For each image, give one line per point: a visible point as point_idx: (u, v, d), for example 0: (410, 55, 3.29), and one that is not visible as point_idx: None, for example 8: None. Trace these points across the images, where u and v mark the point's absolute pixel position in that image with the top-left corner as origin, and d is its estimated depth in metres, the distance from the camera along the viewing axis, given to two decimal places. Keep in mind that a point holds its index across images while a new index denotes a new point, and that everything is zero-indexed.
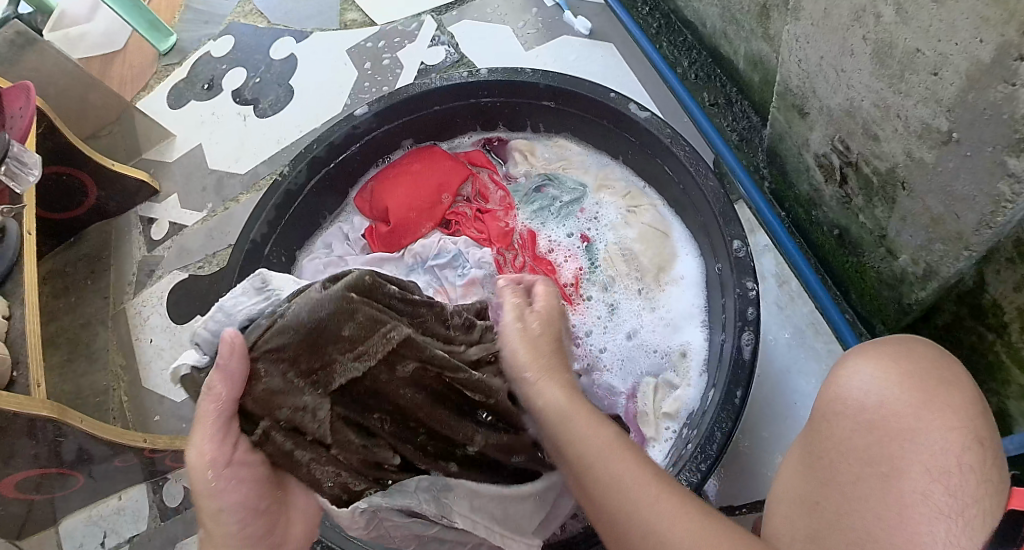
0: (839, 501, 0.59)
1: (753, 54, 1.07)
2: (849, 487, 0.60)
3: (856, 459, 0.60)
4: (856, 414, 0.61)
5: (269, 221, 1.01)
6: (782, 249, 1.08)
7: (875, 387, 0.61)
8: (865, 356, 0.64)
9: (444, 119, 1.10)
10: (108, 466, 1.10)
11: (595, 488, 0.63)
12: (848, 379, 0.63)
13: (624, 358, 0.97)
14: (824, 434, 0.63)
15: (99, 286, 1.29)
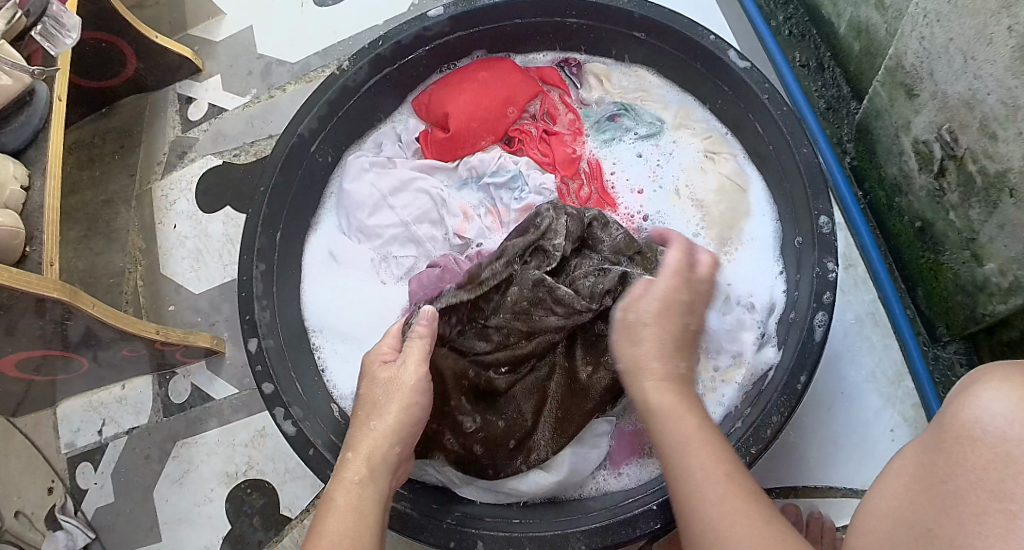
0: (951, 531, 0.50)
1: (860, 20, 0.99)
2: (971, 519, 0.50)
3: (985, 492, 0.49)
4: (984, 438, 0.51)
5: (320, 116, 0.98)
6: (851, 227, 1.05)
7: (1010, 413, 0.50)
8: (1008, 377, 0.52)
9: (522, 32, 1.03)
10: (115, 354, 1.06)
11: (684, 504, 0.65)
12: (980, 395, 0.52)
13: None
14: (948, 450, 0.53)
15: (127, 163, 1.23)
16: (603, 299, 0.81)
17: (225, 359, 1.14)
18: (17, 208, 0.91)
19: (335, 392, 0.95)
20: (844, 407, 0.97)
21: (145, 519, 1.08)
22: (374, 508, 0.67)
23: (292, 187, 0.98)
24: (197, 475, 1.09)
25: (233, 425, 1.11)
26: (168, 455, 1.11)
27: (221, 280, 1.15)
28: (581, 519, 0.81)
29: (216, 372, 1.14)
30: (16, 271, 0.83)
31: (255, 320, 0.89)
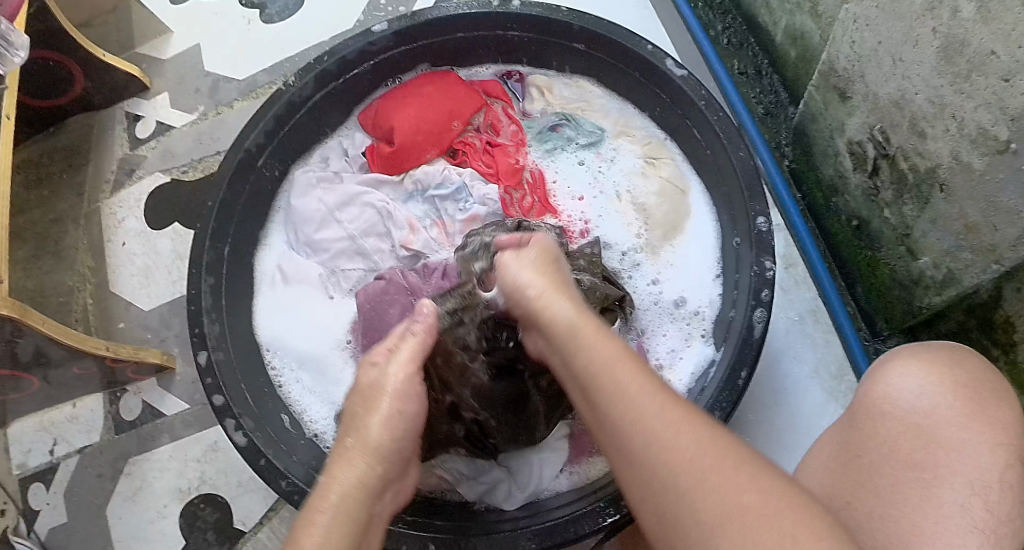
0: (871, 499, 0.63)
1: (796, 27, 1.02)
2: (887, 488, 0.62)
3: (899, 463, 0.63)
4: (901, 413, 0.65)
5: (268, 130, 0.97)
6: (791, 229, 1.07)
7: (925, 392, 0.64)
8: (929, 365, 0.66)
9: (462, 47, 1.04)
10: (65, 372, 1.04)
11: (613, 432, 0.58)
12: (896, 383, 0.66)
13: (645, 314, 0.94)
14: (866, 430, 0.66)
15: (77, 181, 1.21)
16: None
17: (175, 375, 1.12)
18: None
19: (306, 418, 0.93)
20: (788, 402, 0.99)
21: (98, 539, 1.07)
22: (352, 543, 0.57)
23: (241, 200, 0.97)
24: (151, 491, 1.08)
25: (185, 440, 1.10)
26: (120, 473, 1.09)
27: (171, 296, 1.14)
28: (532, 519, 0.81)
29: (167, 388, 1.12)
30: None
31: (204, 333, 0.89)
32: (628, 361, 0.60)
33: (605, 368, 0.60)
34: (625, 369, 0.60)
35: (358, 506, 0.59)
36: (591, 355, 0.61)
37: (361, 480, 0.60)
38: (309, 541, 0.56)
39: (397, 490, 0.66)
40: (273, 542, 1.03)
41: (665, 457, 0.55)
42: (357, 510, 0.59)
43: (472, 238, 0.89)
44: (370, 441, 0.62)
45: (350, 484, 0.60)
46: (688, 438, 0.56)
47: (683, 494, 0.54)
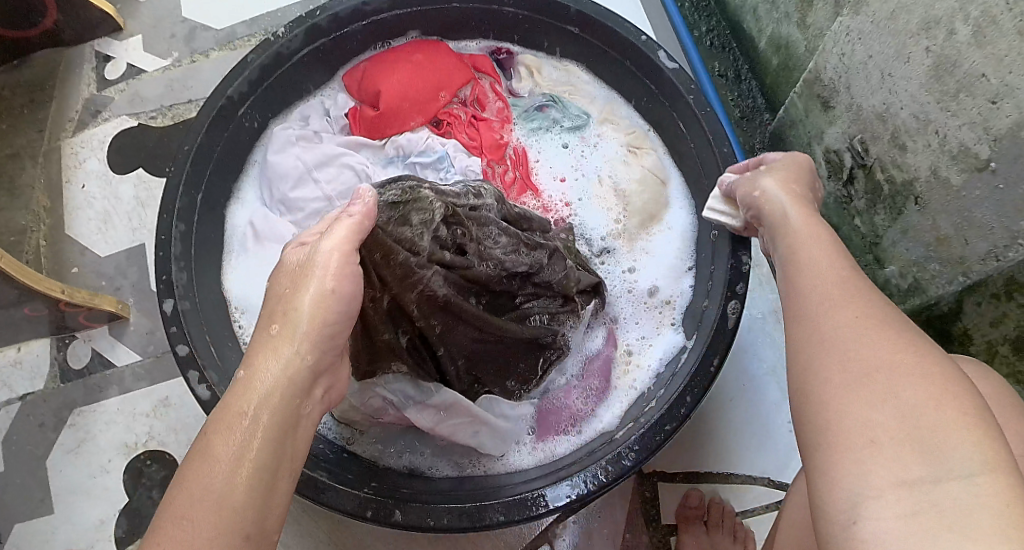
0: None
1: (779, 35, 1.01)
2: None
3: None
4: None
5: (251, 79, 0.95)
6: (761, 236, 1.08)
7: None
8: None
9: (454, 16, 1.00)
10: (13, 314, 1.00)
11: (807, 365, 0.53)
12: None
13: (616, 299, 0.95)
14: None
15: (37, 117, 1.15)
16: (521, 266, 0.80)
17: (128, 326, 1.08)
18: None
19: None
20: (749, 399, 1.00)
21: (36, 489, 1.03)
22: (273, 435, 0.59)
23: (217, 149, 0.94)
24: (95, 444, 1.04)
25: (134, 394, 1.05)
26: (64, 423, 1.05)
27: (129, 244, 1.09)
28: (499, 493, 0.82)
29: (118, 338, 1.07)
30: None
31: (171, 281, 0.87)
32: (842, 290, 0.57)
33: (818, 299, 0.57)
34: (830, 274, 0.59)
35: (279, 408, 0.60)
36: (807, 284, 0.59)
37: (284, 373, 0.61)
38: (223, 447, 0.56)
39: (328, 386, 0.66)
40: None
41: (866, 391, 0.49)
42: (281, 403, 0.60)
43: (422, 194, 0.71)
44: (298, 328, 0.63)
45: (271, 378, 0.61)
46: (853, 318, 0.54)
47: (871, 423, 0.47)
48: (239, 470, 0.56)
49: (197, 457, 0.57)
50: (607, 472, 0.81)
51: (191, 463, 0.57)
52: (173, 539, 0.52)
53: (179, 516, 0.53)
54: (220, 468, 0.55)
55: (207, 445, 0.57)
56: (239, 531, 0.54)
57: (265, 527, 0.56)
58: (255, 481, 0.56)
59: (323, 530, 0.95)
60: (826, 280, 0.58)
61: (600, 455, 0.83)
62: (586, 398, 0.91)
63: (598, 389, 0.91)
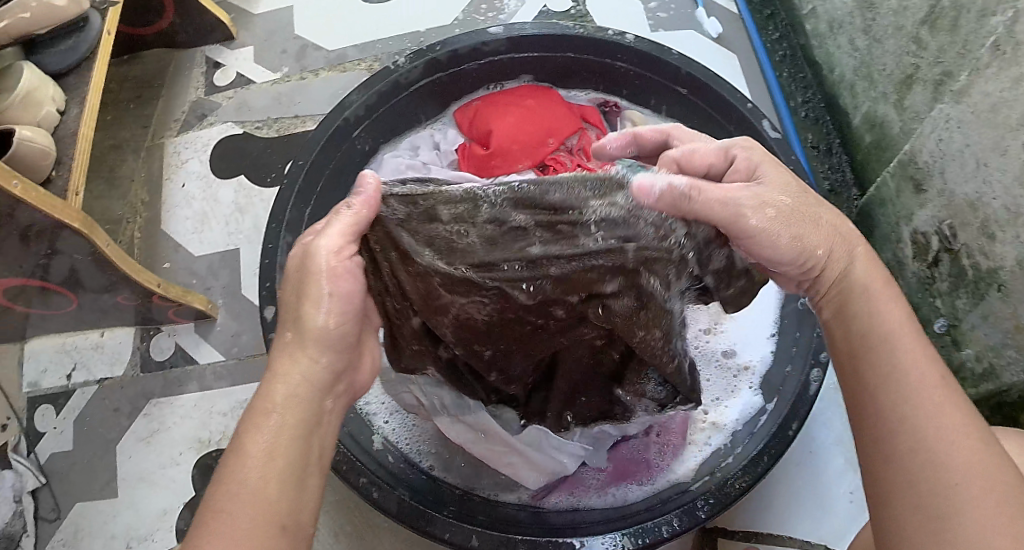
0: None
1: (875, 113, 1.06)
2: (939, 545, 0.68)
3: None
4: None
5: (369, 104, 0.99)
6: None
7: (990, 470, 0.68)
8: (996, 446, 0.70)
9: (569, 66, 1.06)
10: (106, 299, 1.05)
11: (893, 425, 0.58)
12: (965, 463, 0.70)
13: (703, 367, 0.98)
14: None
15: (144, 114, 1.20)
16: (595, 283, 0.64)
17: (214, 326, 1.11)
18: (50, 129, 1.01)
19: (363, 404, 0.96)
20: (812, 466, 1.03)
21: (103, 474, 1.05)
22: (300, 432, 0.61)
23: (329, 166, 0.98)
24: (168, 436, 1.06)
25: (213, 392, 1.08)
26: (139, 412, 1.08)
27: (222, 247, 1.12)
28: (574, 531, 0.84)
29: (203, 336, 1.10)
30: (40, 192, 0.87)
31: (274, 289, 0.91)
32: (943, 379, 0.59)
33: (891, 332, 0.62)
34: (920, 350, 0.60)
35: (304, 408, 0.62)
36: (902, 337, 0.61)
37: (306, 376, 0.63)
38: (256, 444, 0.59)
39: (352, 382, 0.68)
40: None
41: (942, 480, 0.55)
42: (305, 405, 0.62)
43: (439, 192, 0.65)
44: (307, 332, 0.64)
45: (298, 379, 0.63)
46: (932, 378, 0.59)
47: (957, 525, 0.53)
48: (269, 467, 0.58)
49: (232, 456, 0.59)
50: (679, 521, 0.83)
51: (226, 461, 0.59)
52: (213, 530, 0.55)
53: (217, 510, 0.56)
54: (252, 463, 0.58)
55: (242, 445, 0.59)
56: (277, 523, 0.57)
57: (297, 519, 0.58)
58: (287, 476, 0.59)
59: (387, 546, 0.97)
60: (904, 331, 0.61)
61: (672, 504, 0.85)
62: (661, 450, 0.93)
63: (673, 443, 0.94)
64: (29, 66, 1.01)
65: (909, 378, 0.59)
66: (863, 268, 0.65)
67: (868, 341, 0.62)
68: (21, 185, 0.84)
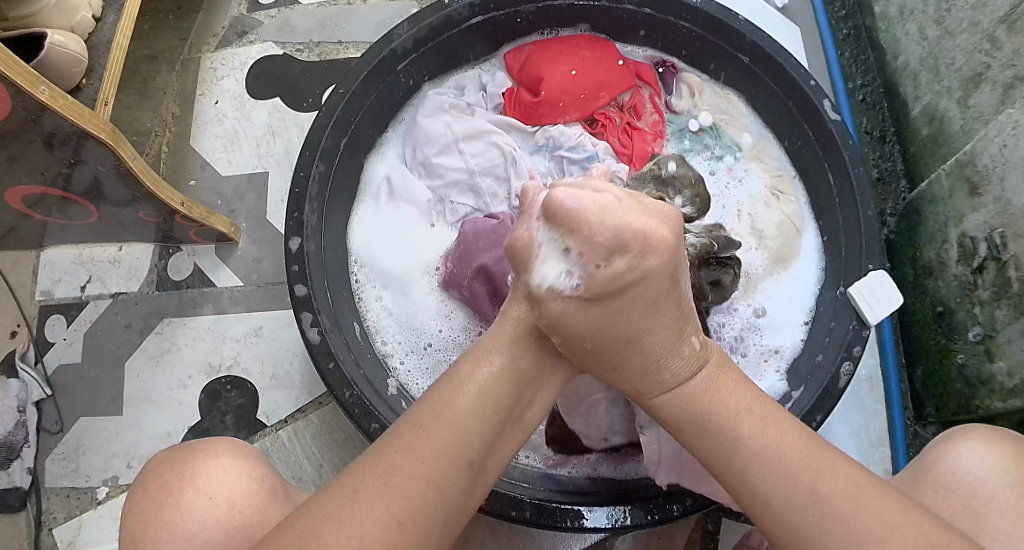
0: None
1: (937, 108, 1.02)
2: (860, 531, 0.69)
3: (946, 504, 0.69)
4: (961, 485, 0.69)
5: (419, 38, 0.95)
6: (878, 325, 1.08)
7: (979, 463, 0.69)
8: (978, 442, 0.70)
9: (628, 20, 1.01)
10: (127, 215, 1.02)
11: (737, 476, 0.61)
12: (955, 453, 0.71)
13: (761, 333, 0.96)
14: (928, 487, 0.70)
15: (181, 25, 1.16)
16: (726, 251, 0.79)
17: (236, 250, 1.09)
18: (84, 34, 0.96)
19: (377, 337, 0.94)
20: None
21: (110, 389, 1.05)
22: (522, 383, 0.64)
23: (370, 97, 0.95)
24: (178, 358, 1.05)
25: (228, 317, 1.06)
26: (150, 330, 1.06)
27: (251, 170, 1.10)
28: (580, 498, 0.84)
29: (223, 260, 1.08)
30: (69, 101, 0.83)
31: (301, 220, 0.88)
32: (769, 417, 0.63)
33: (730, 417, 0.63)
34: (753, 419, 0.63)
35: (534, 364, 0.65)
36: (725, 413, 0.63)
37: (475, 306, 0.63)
38: (474, 381, 0.62)
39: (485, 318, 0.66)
40: (292, 443, 1.00)
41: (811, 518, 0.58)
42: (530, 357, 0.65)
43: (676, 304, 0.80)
44: None
45: None
46: (794, 444, 0.61)
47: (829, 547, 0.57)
48: (478, 412, 0.61)
49: (450, 383, 0.63)
50: (688, 501, 0.82)
51: (443, 385, 0.63)
52: (407, 443, 0.59)
53: (416, 426, 0.60)
54: (469, 393, 0.61)
55: (464, 374, 0.63)
56: (466, 459, 0.60)
57: (483, 464, 0.61)
58: (497, 413, 0.62)
59: None
60: (729, 396, 0.64)
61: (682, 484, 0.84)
62: None
63: None
64: None
65: (751, 452, 0.61)
66: (678, 371, 0.64)
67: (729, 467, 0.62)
68: (50, 92, 0.80)
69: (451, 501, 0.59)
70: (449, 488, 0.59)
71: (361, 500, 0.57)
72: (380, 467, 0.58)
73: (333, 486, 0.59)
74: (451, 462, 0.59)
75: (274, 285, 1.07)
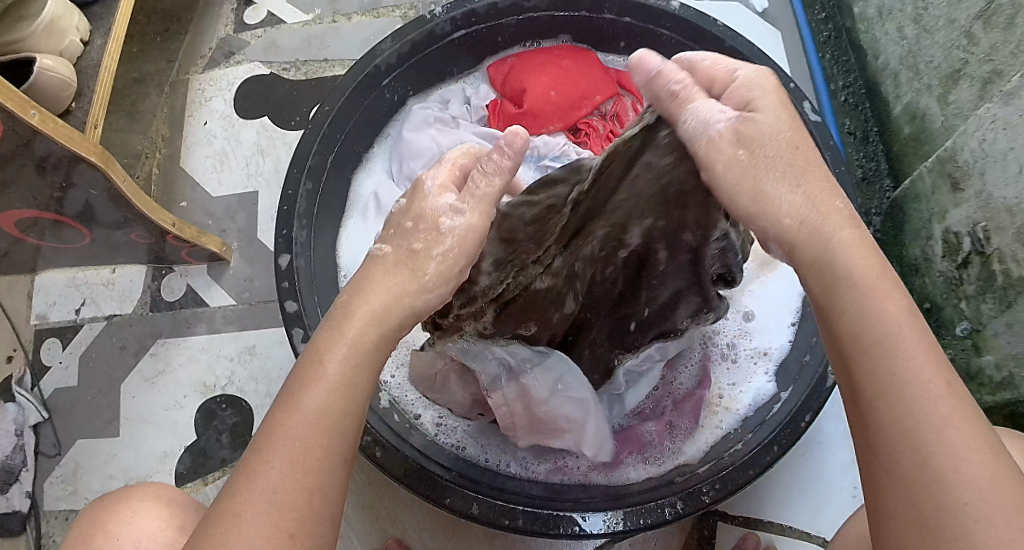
0: None
1: (918, 106, 1.03)
2: None
3: None
4: None
5: (401, 53, 0.96)
6: None
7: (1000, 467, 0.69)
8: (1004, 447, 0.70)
9: (610, 30, 1.03)
10: (119, 236, 1.03)
11: (886, 393, 0.51)
12: None
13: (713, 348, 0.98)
14: None
15: (169, 48, 1.18)
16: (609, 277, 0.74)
17: (228, 269, 1.10)
18: (72, 59, 0.98)
19: None
20: (816, 454, 1.02)
21: (106, 411, 1.05)
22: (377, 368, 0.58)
23: (355, 114, 0.96)
24: (172, 378, 1.06)
25: (222, 336, 1.07)
26: (145, 351, 1.07)
27: (241, 190, 1.11)
28: (574, 504, 0.84)
29: (215, 279, 1.09)
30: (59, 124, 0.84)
31: (291, 237, 0.89)
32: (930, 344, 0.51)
33: (890, 327, 0.52)
34: (912, 339, 0.51)
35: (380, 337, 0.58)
36: (877, 324, 0.52)
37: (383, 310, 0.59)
38: (333, 365, 0.56)
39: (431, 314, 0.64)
40: None
41: (959, 474, 0.47)
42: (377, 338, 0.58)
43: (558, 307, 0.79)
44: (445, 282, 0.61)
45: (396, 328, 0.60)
46: (944, 383, 0.50)
47: (956, 510, 0.47)
48: (341, 398, 0.56)
49: (303, 376, 0.56)
50: (681, 504, 0.83)
51: (296, 380, 0.56)
52: (274, 454, 0.53)
53: (281, 432, 0.54)
54: (323, 388, 0.55)
55: (313, 367, 0.56)
56: (337, 455, 0.54)
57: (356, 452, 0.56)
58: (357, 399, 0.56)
59: (382, 502, 0.99)
60: (884, 292, 0.53)
61: (675, 487, 0.84)
62: (671, 434, 0.93)
63: (685, 427, 0.93)
64: None
65: (909, 380, 0.50)
66: (851, 252, 0.55)
67: (875, 377, 0.51)
68: (40, 116, 0.81)
69: (335, 499, 0.54)
70: (331, 487, 0.54)
71: (240, 525, 0.51)
72: (251, 488, 0.52)
73: (208, 517, 0.53)
74: (323, 460, 0.54)
75: (266, 303, 1.08)
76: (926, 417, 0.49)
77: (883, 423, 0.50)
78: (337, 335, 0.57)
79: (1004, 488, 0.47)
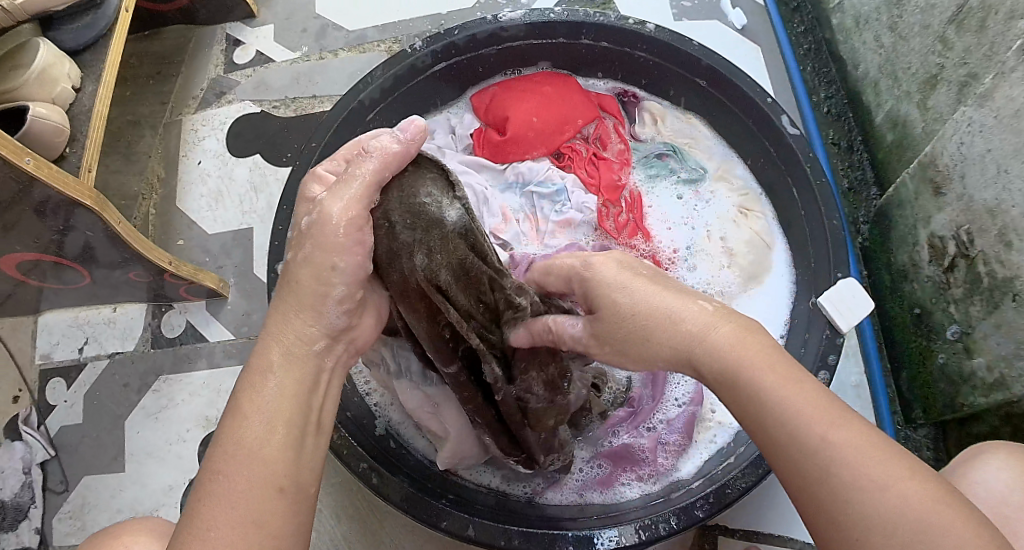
0: None
1: (898, 113, 1.05)
2: None
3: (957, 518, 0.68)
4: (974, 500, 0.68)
5: (384, 88, 0.98)
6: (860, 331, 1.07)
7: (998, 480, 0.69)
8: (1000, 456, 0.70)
9: (590, 55, 1.05)
10: (118, 275, 1.06)
11: (769, 445, 0.55)
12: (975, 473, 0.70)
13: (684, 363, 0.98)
14: None
15: (162, 89, 1.21)
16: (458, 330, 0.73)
17: (226, 304, 1.12)
18: (65, 105, 1.00)
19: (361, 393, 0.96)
20: None
21: (111, 447, 1.07)
22: (302, 391, 0.59)
23: None
24: (175, 413, 1.08)
25: (221, 370, 1.09)
26: (148, 388, 1.09)
27: (236, 226, 1.14)
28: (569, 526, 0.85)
29: (214, 314, 1.12)
30: (54, 170, 0.86)
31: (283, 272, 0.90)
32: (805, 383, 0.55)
33: (760, 386, 0.55)
34: (792, 390, 0.55)
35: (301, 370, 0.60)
36: (751, 392, 0.56)
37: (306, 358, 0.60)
38: (263, 403, 0.57)
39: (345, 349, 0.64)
40: None
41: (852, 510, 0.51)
42: (303, 365, 0.60)
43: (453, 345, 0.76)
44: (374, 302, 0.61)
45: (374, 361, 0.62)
46: (819, 415, 0.53)
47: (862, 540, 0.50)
48: (274, 431, 0.56)
49: (232, 414, 0.57)
50: (678, 520, 0.83)
51: (228, 420, 0.57)
52: (217, 494, 0.53)
53: (213, 473, 0.55)
54: (254, 424, 0.56)
55: (245, 400, 0.57)
56: (275, 484, 0.55)
57: (303, 483, 0.56)
58: (285, 427, 0.57)
59: (385, 528, 1.00)
60: (745, 352, 0.57)
61: (671, 504, 0.85)
62: (665, 452, 0.94)
63: (678, 444, 0.94)
64: (43, 42, 0.99)
65: (788, 429, 0.54)
66: (728, 341, 0.58)
67: (770, 440, 0.55)
68: (34, 163, 0.84)
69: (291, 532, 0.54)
70: (283, 519, 0.54)
71: None
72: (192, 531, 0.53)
73: None
74: (264, 494, 0.54)
75: None
76: (820, 456, 0.52)
77: (781, 468, 0.54)
78: (258, 369, 0.58)
79: (906, 507, 0.50)
